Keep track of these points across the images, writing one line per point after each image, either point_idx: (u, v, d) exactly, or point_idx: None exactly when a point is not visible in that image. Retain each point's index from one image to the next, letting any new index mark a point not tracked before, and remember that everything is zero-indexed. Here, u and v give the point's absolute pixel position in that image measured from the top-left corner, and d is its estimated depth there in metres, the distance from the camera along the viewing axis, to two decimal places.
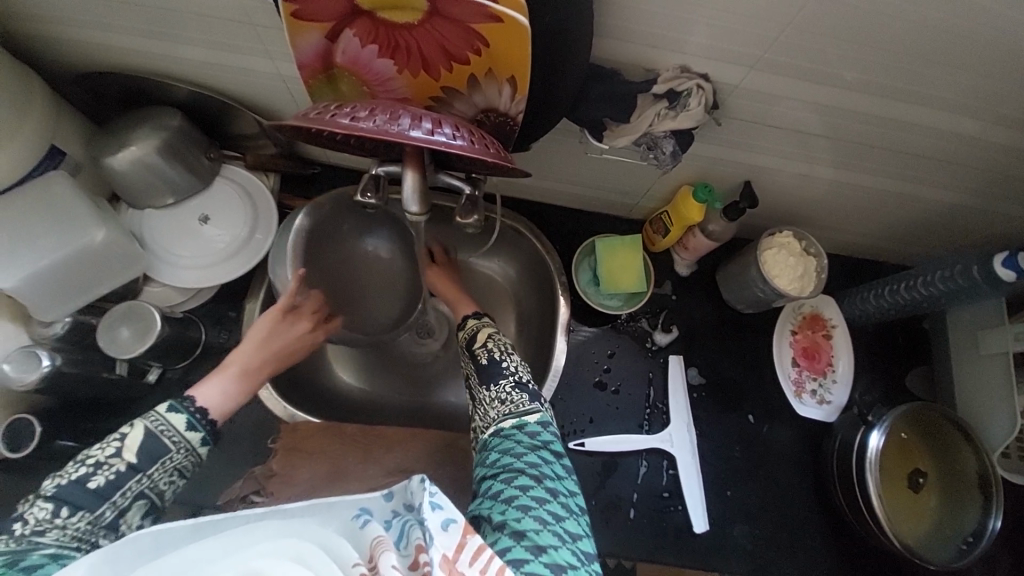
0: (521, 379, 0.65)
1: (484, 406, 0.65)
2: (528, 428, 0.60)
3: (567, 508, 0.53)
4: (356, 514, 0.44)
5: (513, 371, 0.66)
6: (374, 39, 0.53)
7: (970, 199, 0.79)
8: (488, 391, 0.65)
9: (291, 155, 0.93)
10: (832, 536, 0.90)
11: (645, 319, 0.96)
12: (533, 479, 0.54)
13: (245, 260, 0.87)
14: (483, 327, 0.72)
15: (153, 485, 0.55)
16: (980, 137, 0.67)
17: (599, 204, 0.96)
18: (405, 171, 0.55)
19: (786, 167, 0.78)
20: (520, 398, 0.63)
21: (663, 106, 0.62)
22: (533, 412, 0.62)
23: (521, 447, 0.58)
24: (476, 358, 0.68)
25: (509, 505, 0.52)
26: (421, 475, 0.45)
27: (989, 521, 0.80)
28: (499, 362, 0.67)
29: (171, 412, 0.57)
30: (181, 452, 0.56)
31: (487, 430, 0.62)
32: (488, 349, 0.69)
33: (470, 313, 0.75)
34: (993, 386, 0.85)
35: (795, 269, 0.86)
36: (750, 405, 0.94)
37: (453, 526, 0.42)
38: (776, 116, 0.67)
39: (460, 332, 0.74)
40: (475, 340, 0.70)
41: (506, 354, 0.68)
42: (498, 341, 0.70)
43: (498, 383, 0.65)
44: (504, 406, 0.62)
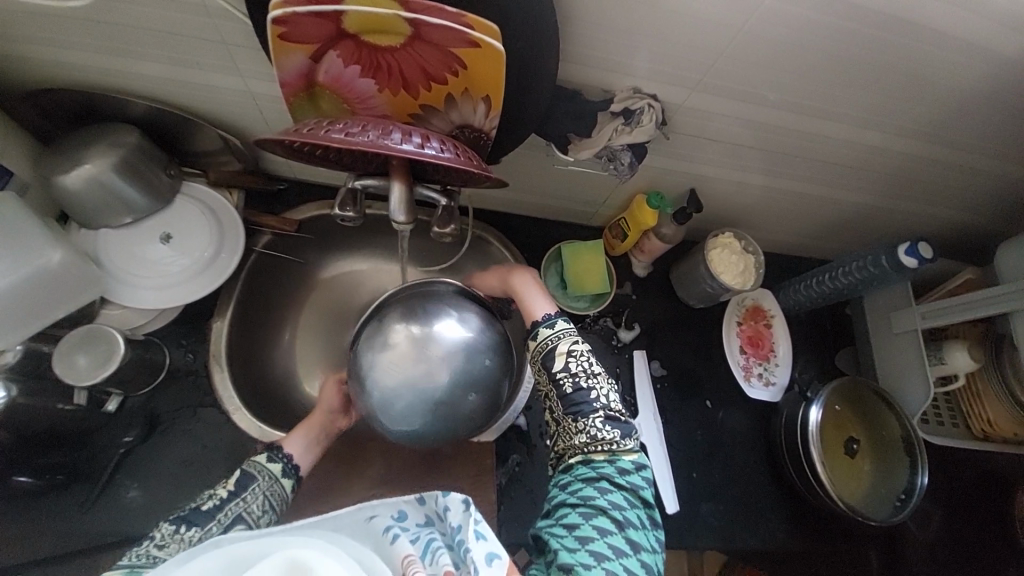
0: (610, 412, 0.67)
1: (569, 433, 0.68)
2: (620, 462, 0.64)
3: (645, 565, 0.57)
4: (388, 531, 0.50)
5: (602, 403, 0.67)
6: (357, 60, 0.56)
7: (875, 199, 0.93)
8: (575, 422, 0.67)
9: (256, 171, 0.93)
10: (791, 509, 0.98)
11: (610, 319, 1.03)
12: (614, 525, 0.59)
13: (210, 279, 0.85)
14: (560, 340, 0.69)
15: (247, 509, 0.65)
16: (880, 146, 0.80)
17: (562, 212, 1.03)
18: (392, 183, 0.58)
19: (725, 175, 0.88)
20: (613, 433, 0.65)
21: (620, 123, 0.69)
22: (626, 450, 0.65)
23: (606, 484, 0.62)
24: (559, 385, 0.68)
25: (581, 547, 0.57)
26: (464, 496, 0.52)
27: (918, 479, 0.92)
28: (586, 391, 0.67)
29: (269, 460, 0.70)
30: (265, 479, 0.68)
31: (573, 455, 0.67)
32: (572, 376, 0.68)
33: (543, 323, 0.72)
34: (906, 360, 0.98)
35: (737, 266, 0.97)
36: (707, 391, 1.03)
37: (495, 560, 0.48)
38: (714, 130, 0.76)
39: (531, 341, 0.72)
40: (553, 361, 0.69)
41: (592, 382, 0.68)
42: (579, 360, 0.68)
43: (586, 416, 0.66)
44: (590, 440, 0.65)
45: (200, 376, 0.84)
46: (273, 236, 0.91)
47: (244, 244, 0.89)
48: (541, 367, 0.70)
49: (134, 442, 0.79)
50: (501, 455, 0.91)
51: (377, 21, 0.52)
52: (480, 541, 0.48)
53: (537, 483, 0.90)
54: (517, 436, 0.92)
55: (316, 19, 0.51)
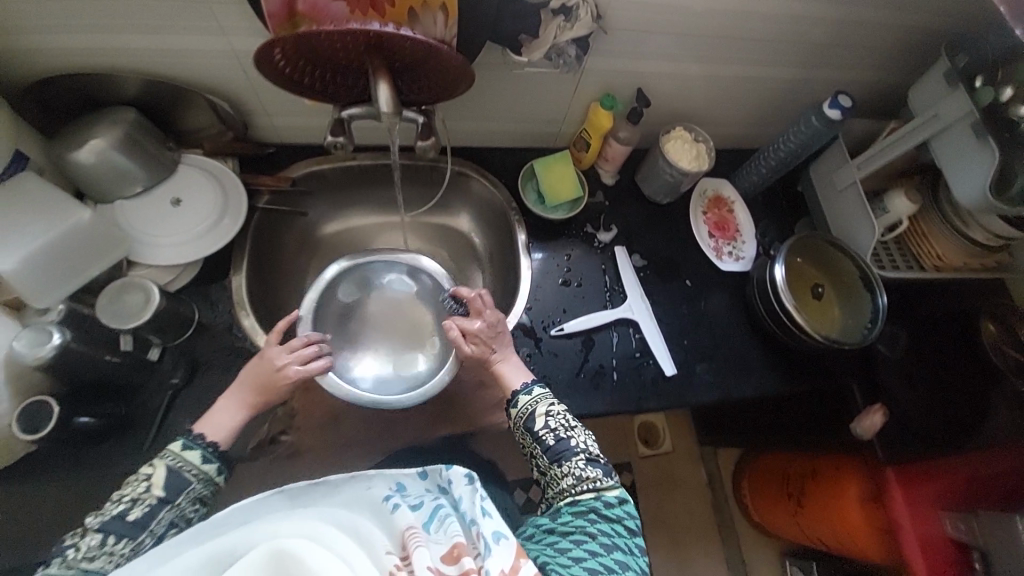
0: (591, 454, 0.80)
1: (556, 479, 0.79)
2: (604, 498, 0.76)
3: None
4: (388, 497, 0.65)
5: (582, 448, 0.80)
6: None
7: (800, 71, 1.05)
8: (562, 468, 0.79)
9: (246, 139, 1.01)
10: (776, 358, 1.09)
11: (589, 224, 1.14)
12: (602, 547, 0.70)
13: (223, 235, 0.93)
14: (538, 405, 0.83)
15: (180, 513, 0.70)
16: (790, 14, 0.91)
17: (529, 136, 1.13)
18: (376, 78, 0.68)
19: (665, 69, 1.00)
20: (596, 473, 0.78)
21: (561, 21, 0.80)
22: (608, 486, 0.77)
23: (594, 516, 0.74)
24: (543, 440, 0.80)
25: (574, 563, 0.68)
26: (468, 470, 0.65)
27: (878, 301, 1.04)
28: (567, 440, 0.80)
29: (187, 450, 0.71)
30: (200, 481, 0.71)
31: (562, 498, 0.78)
32: (553, 430, 0.81)
33: (522, 392, 0.84)
34: (851, 211, 1.11)
35: (691, 152, 1.09)
36: (686, 272, 1.14)
37: (502, 539, 0.60)
38: (645, 20, 0.87)
39: (513, 410, 0.85)
40: (535, 422, 0.81)
41: (571, 431, 0.81)
42: (557, 416, 0.82)
43: (570, 460, 0.79)
44: (576, 480, 0.77)
45: (228, 322, 0.92)
46: (271, 193, 1.00)
47: (247, 203, 0.97)
48: (524, 429, 0.83)
49: (180, 383, 0.86)
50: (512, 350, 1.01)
51: None
52: (487, 519, 0.61)
53: (548, 372, 1.00)
54: (523, 332, 1.03)
55: None
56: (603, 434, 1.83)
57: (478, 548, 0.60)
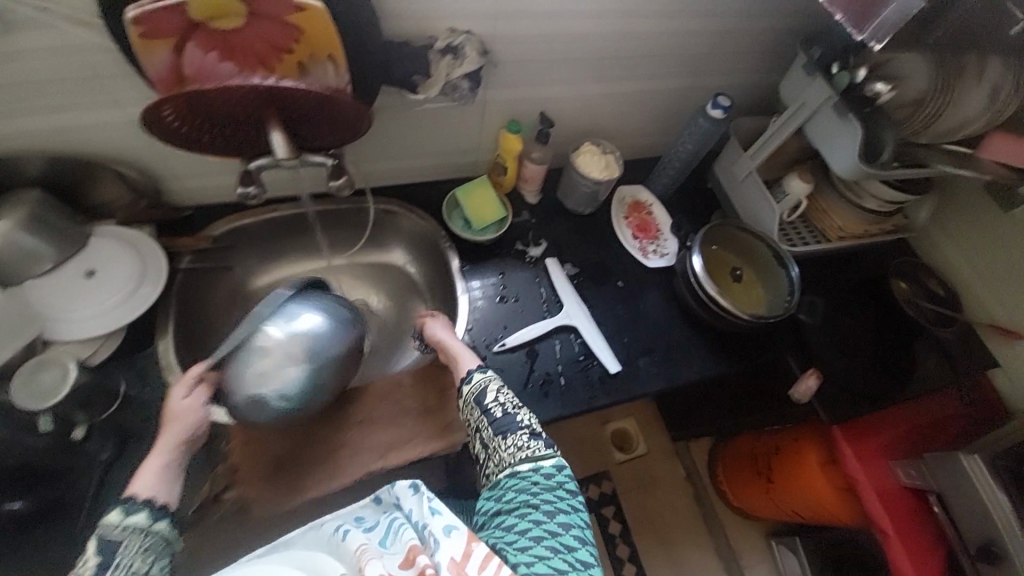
0: (533, 428, 0.83)
1: (499, 452, 0.80)
2: (543, 469, 0.77)
3: (578, 540, 0.69)
4: (339, 530, 0.63)
5: (526, 423, 0.83)
6: (213, 46, 0.69)
7: (682, 81, 1.16)
8: (504, 440, 0.81)
9: (162, 205, 1.02)
10: (714, 341, 1.14)
11: (519, 242, 1.18)
12: (546, 516, 0.71)
13: (142, 300, 0.92)
14: (490, 381, 0.88)
15: (131, 570, 0.61)
16: (658, 34, 1.02)
17: (448, 168, 1.18)
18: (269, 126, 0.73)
19: (561, 92, 1.08)
20: (535, 444, 0.80)
21: (449, 60, 0.87)
22: (546, 456, 0.79)
23: (536, 488, 0.75)
24: (491, 412, 0.84)
25: (520, 536, 0.68)
26: (411, 480, 0.66)
27: (790, 273, 1.12)
28: (513, 415, 0.83)
29: (112, 515, 0.65)
30: (137, 535, 0.64)
31: (502, 471, 0.79)
32: (501, 404, 0.85)
33: (476, 369, 0.89)
34: (752, 197, 1.20)
35: (600, 163, 1.16)
36: (617, 274, 1.20)
37: (453, 531, 0.59)
38: (529, 51, 0.95)
39: (465, 385, 0.89)
40: (485, 397, 0.86)
41: (517, 407, 0.85)
42: (505, 395, 0.86)
43: (514, 433, 0.81)
44: (517, 449, 0.79)
45: (157, 390, 0.90)
46: (194, 253, 1.00)
47: (167, 266, 0.97)
48: (473, 404, 0.86)
49: (110, 459, 0.84)
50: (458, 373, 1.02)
51: (217, 7, 0.65)
52: (436, 516, 0.61)
53: None
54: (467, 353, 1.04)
55: (166, 13, 0.63)
56: (580, 447, 1.84)
57: (430, 547, 0.59)
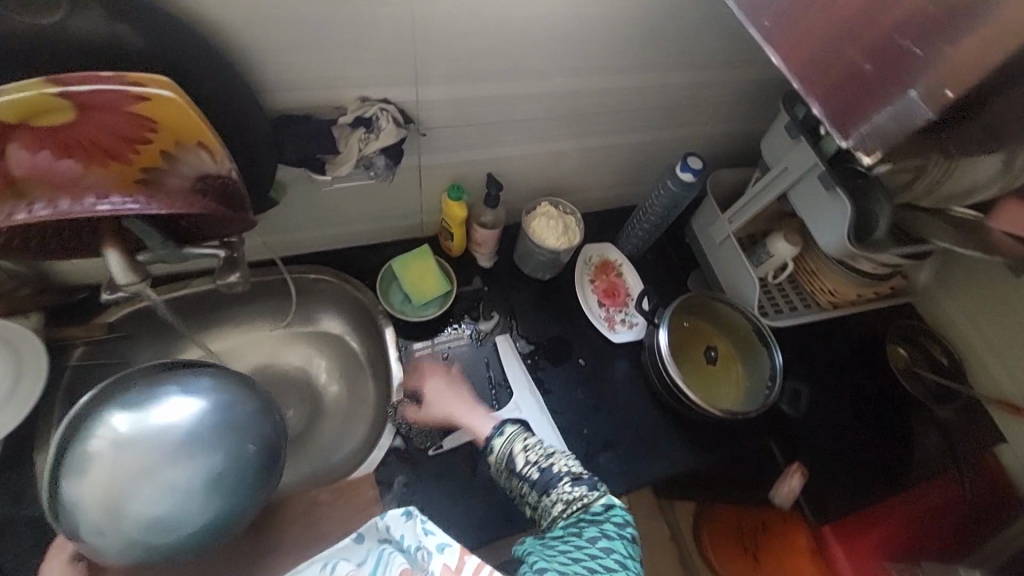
0: (574, 474, 0.80)
1: (546, 508, 0.78)
2: (592, 509, 0.75)
3: (619, 563, 0.68)
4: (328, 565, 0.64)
5: (564, 470, 0.80)
6: (43, 145, 0.56)
7: (651, 134, 1.02)
8: (549, 495, 0.78)
9: (51, 286, 0.89)
10: (685, 430, 1.01)
11: (467, 315, 1.05)
12: (588, 539, 0.70)
13: (13, 415, 0.79)
14: (513, 443, 0.83)
15: None
16: (615, 89, 0.89)
17: (389, 232, 1.05)
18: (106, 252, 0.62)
19: (509, 153, 0.95)
20: (579, 489, 0.78)
21: (361, 134, 0.73)
22: (594, 497, 0.77)
23: (584, 523, 0.73)
24: (527, 475, 0.80)
25: (566, 557, 0.67)
26: (402, 508, 0.69)
27: (774, 358, 0.99)
28: (549, 468, 0.80)
29: None
30: None
31: (554, 520, 0.76)
32: (534, 462, 0.81)
33: (495, 436, 0.84)
34: (731, 263, 1.07)
35: (558, 228, 1.03)
36: (578, 350, 1.07)
37: (447, 548, 0.63)
38: (464, 115, 0.82)
39: (490, 456, 0.84)
40: (515, 460, 0.82)
41: (549, 458, 0.81)
42: (534, 448, 0.83)
43: (555, 486, 0.78)
44: (563, 501, 0.77)
45: (33, 516, 0.78)
46: (88, 346, 0.88)
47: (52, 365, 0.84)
48: (507, 471, 0.82)
49: None
50: (386, 482, 0.89)
51: (33, 104, 0.52)
52: (430, 536, 0.65)
53: (430, 499, 0.89)
54: (399, 456, 0.91)
55: None
56: None
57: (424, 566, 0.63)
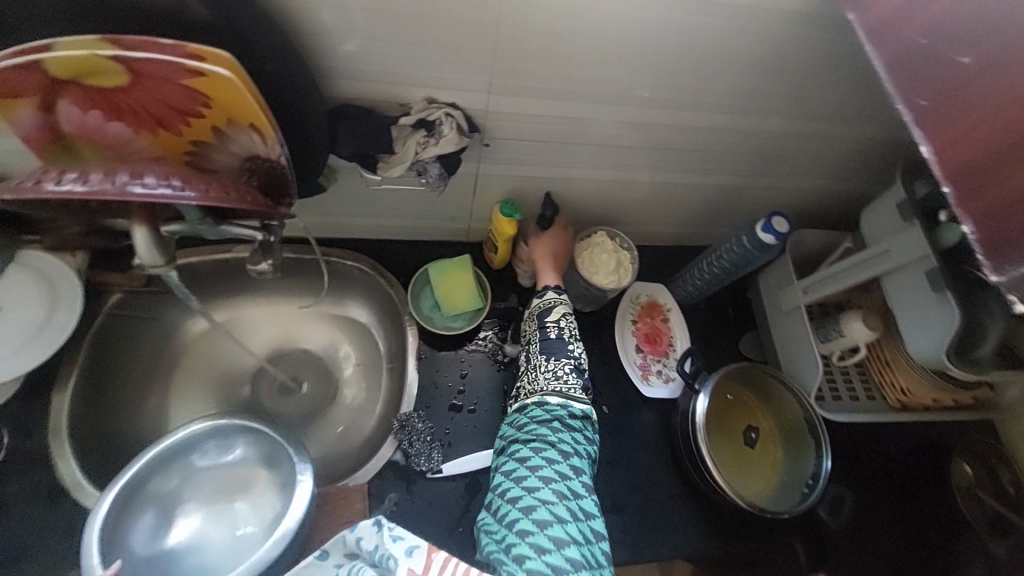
0: (579, 365, 0.82)
1: (537, 374, 0.81)
2: (571, 409, 0.77)
3: (584, 488, 0.72)
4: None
5: (574, 357, 0.82)
6: (93, 105, 0.54)
7: (737, 179, 0.92)
8: (549, 363, 0.81)
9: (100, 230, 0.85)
10: (700, 509, 0.93)
11: (495, 335, 0.99)
12: (560, 455, 0.73)
13: (43, 347, 0.80)
14: (557, 304, 0.86)
15: None
16: (709, 127, 0.79)
17: (433, 232, 1.00)
18: (134, 226, 0.58)
19: (575, 175, 0.87)
20: (573, 382, 0.80)
21: (421, 136, 0.68)
22: (578, 399, 0.79)
23: (558, 425, 0.76)
24: (546, 330, 0.84)
25: (532, 472, 0.71)
26: (372, 518, 0.63)
27: (822, 462, 0.88)
28: (564, 343, 0.83)
29: None
30: None
31: (533, 395, 0.80)
32: (558, 326, 0.84)
33: (552, 287, 0.88)
34: (797, 338, 0.96)
35: (609, 264, 0.94)
36: (603, 396, 0.99)
37: (416, 549, 0.61)
38: (535, 131, 0.75)
39: (536, 299, 0.88)
40: (547, 314, 0.85)
41: (572, 339, 0.83)
42: (568, 326, 0.85)
43: (559, 360, 0.81)
44: (554, 376, 0.80)
45: (41, 452, 0.80)
46: (123, 295, 0.89)
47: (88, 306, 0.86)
48: (534, 317, 0.87)
49: None
50: (377, 496, 0.86)
51: (87, 64, 0.49)
52: (397, 543, 0.61)
53: (419, 522, 0.86)
54: (395, 470, 0.88)
55: (16, 70, 0.48)
56: None
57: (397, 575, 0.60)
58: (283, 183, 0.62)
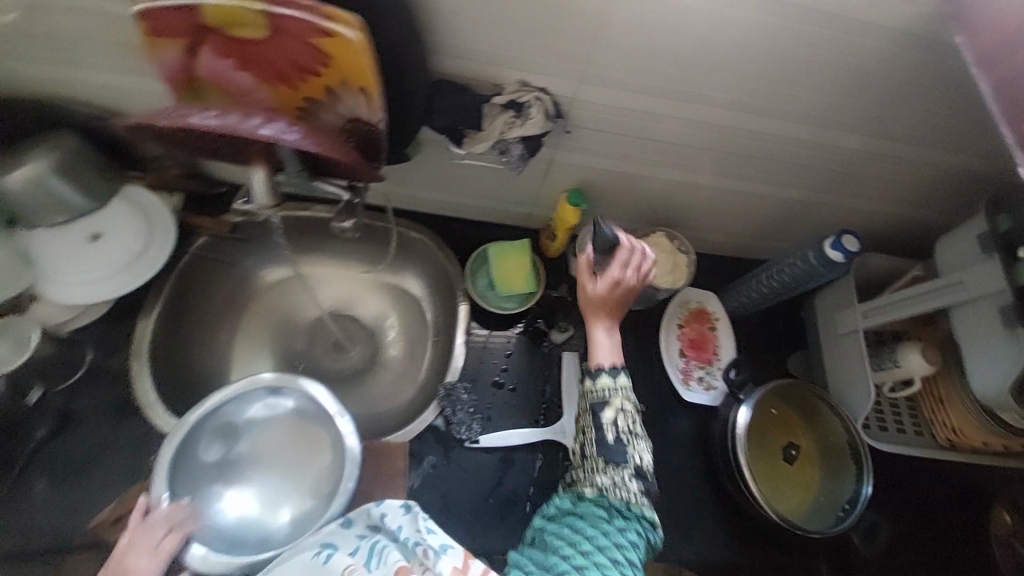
0: (641, 470, 0.73)
1: (594, 476, 0.74)
2: (630, 510, 0.71)
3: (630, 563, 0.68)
4: (321, 551, 0.64)
5: (635, 460, 0.73)
6: (229, 55, 0.59)
7: (808, 193, 0.91)
8: (610, 471, 0.73)
9: (197, 175, 0.95)
10: (727, 517, 0.94)
11: (543, 321, 1.01)
12: (609, 534, 0.69)
13: (136, 275, 0.89)
14: (613, 402, 0.76)
15: None
16: (790, 137, 0.79)
17: (495, 214, 1.03)
18: (254, 169, 0.63)
19: (646, 172, 0.88)
20: (636, 488, 0.71)
21: (509, 117, 0.71)
22: (640, 504, 0.71)
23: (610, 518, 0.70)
24: (603, 433, 0.74)
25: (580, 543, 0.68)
26: (401, 500, 0.67)
27: (862, 487, 0.87)
28: (624, 445, 0.73)
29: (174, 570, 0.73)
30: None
31: (586, 489, 0.74)
32: (616, 426, 0.74)
33: (606, 371, 0.78)
34: (852, 361, 0.94)
35: (667, 264, 0.95)
36: (642, 394, 1.00)
37: (450, 548, 0.61)
38: (617, 123, 0.77)
39: (585, 386, 0.79)
40: (604, 415, 0.75)
41: (632, 438, 0.74)
42: (626, 417, 0.75)
43: (619, 468, 0.72)
44: (613, 484, 0.72)
45: (120, 371, 0.87)
46: (208, 238, 0.95)
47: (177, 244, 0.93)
48: (587, 409, 0.77)
49: (44, 437, 0.82)
50: (415, 457, 0.90)
51: (236, 15, 0.55)
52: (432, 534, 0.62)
53: (453, 487, 0.89)
54: (435, 436, 0.91)
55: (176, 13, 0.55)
56: None
57: (425, 563, 0.61)
58: (377, 148, 0.66)
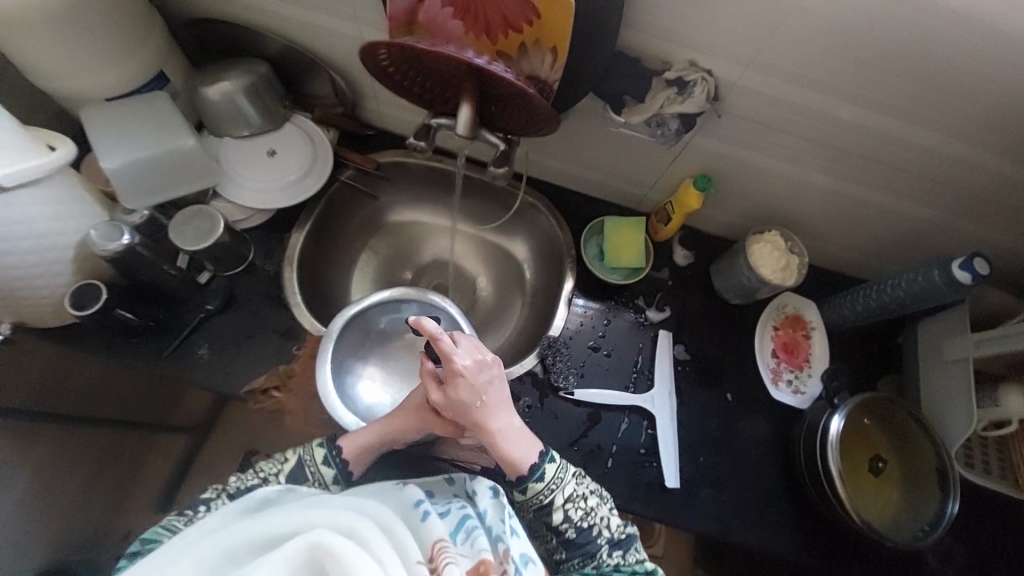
0: (615, 540, 0.71)
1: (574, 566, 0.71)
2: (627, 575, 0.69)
3: None
4: (417, 503, 0.63)
5: (605, 535, 0.71)
6: (452, 3, 0.68)
7: (938, 214, 0.91)
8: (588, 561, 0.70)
9: (355, 117, 1.07)
10: (796, 514, 0.96)
11: (643, 298, 1.06)
12: None
13: (292, 195, 1.00)
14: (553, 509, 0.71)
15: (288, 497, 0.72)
16: (941, 151, 0.80)
17: (612, 192, 1.09)
18: (464, 102, 0.70)
19: (779, 168, 0.91)
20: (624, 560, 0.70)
21: (672, 92, 0.77)
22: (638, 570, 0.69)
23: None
24: (562, 531, 0.71)
25: None
26: (491, 484, 0.71)
27: (946, 508, 0.86)
28: (587, 529, 0.71)
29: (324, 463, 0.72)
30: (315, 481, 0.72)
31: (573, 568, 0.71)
32: (571, 517, 0.71)
33: (531, 472, 0.70)
34: (955, 390, 0.93)
35: (778, 261, 0.97)
36: (729, 384, 1.02)
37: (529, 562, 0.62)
38: (768, 114, 0.80)
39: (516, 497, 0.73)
40: (551, 516, 0.71)
41: (591, 517, 0.71)
42: (577, 498, 0.72)
43: (597, 553, 0.70)
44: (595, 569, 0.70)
45: (271, 273, 0.98)
46: (355, 171, 1.05)
47: (331, 172, 1.03)
48: (539, 517, 0.73)
49: (213, 310, 0.94)
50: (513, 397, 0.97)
51: None
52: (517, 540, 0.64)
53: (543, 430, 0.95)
54: (532, 381, 0.98)
55: None
56: None
57: (504, 566, 0.60)
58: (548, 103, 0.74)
